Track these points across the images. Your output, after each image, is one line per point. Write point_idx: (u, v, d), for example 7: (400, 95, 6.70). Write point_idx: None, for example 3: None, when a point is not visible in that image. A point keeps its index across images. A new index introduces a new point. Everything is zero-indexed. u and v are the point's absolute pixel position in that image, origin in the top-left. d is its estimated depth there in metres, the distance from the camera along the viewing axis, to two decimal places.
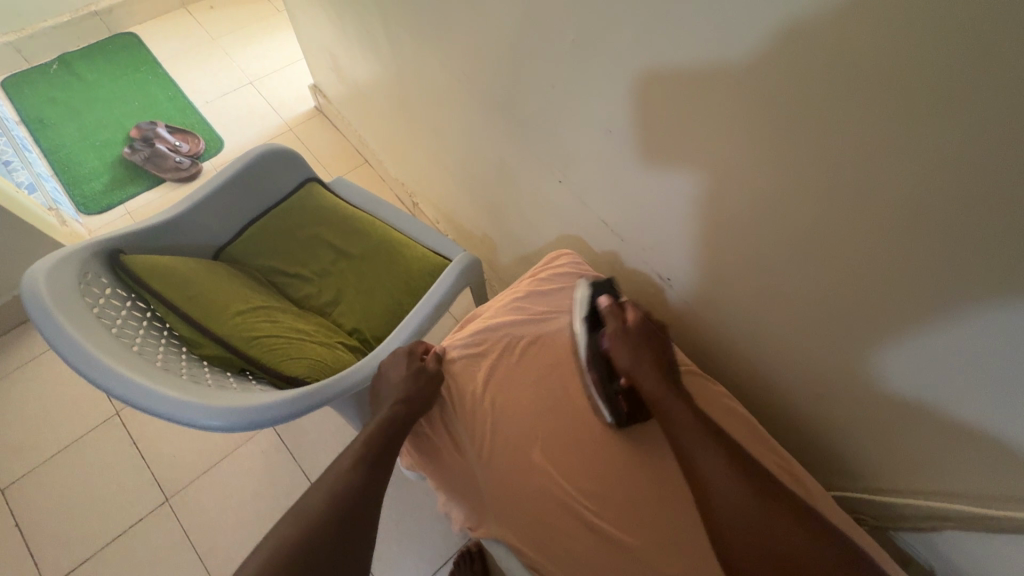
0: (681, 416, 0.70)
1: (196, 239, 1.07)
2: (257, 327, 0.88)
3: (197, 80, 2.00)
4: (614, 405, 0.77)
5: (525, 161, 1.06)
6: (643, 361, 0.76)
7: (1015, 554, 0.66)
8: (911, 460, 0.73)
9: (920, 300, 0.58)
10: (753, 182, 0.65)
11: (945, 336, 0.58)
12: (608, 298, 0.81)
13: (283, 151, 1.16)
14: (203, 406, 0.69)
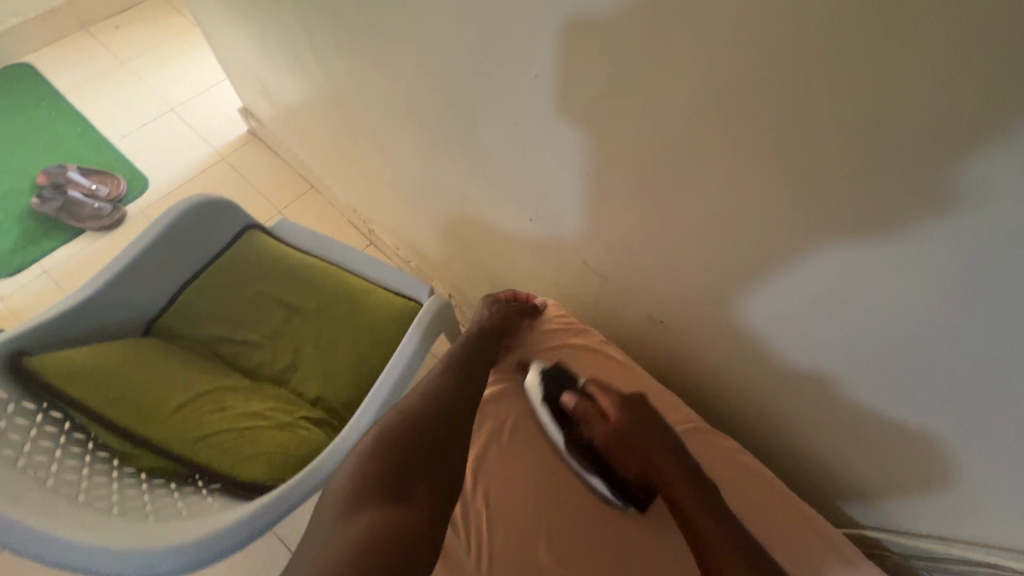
0: (695, 512, 0.65)
1: (122, 314, 0.93)
2: (205, 421, 0.76)
3: (109, 111, 1.79)
4: (620, 492, 0.74)
5: (491, 189, 0.97)
6: (648, 459, 0.71)
7: None
8: (937, 485, 0.69)
9: (961, 330, 0.53)
10: (761, 215, 0.59)
11: (986, 367, 0.54)
12: (573, 398, 0.77)
13: (214, 200, 1.02)
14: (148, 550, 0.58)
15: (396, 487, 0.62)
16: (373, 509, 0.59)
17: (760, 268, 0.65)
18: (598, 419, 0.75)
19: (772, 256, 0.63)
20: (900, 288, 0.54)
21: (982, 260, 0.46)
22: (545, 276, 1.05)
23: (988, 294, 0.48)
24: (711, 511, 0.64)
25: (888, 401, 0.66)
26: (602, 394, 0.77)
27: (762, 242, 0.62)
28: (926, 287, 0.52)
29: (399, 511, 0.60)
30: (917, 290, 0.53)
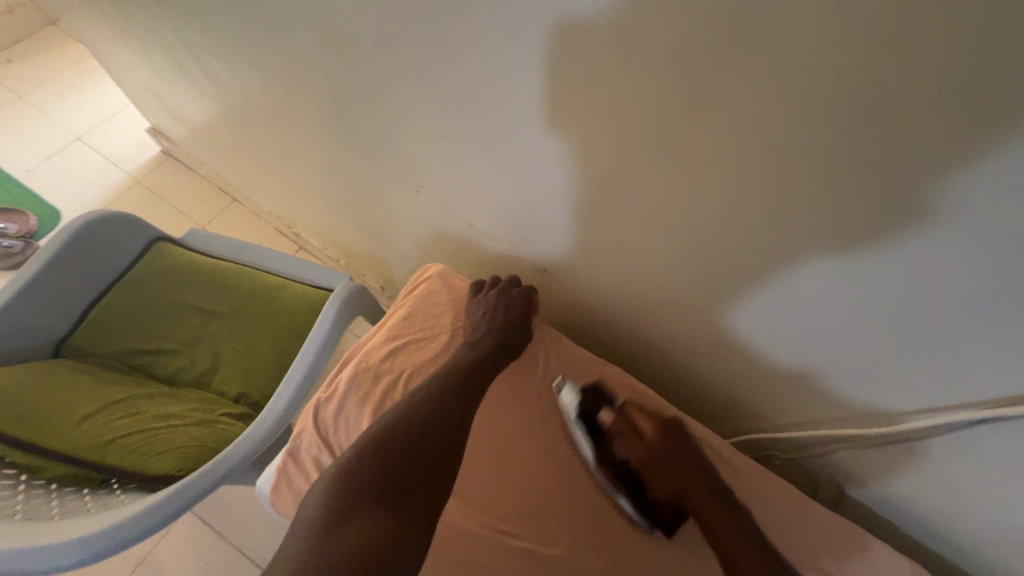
0: (727, 534, 0.59)
1: (25, 338, 0.92)
2: (113, 426, 0.77)
3: (11, 146, 1.73)
4: (651, 514, 0.66)
5: (383, 170, 1.00)
6: (685, 479, 0.64)
7: (898, 447, 0.68)
8: (797, 392, 0.74)
9: (757, 227, 0.57)
10: (590, 153, 0.63)
11: (786, 258, 0.58)
12: (610, 414, 0.69)
13: (112, 217, 1.01)
14: (57, 541, 0.60)
15: (318, 461, 0.62)
16: (323, 528, 0.50)
17: (599, 211, 0.70)
18: (631, 438, 0.68)
19: (697, 225, 0.62)
20: (703, 204, 0.59)
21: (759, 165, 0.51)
22: (450, 251, 1.08)
23: (768, 198, 0.53)
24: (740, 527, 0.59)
25: (740, 317, 0.70)
26: (639, 412, 0.70)
27: (598, 185, 0.67)
28: (726, 200, 0.57)
29: (341, 532, 0.50)
30: (717, 203, 0.58)
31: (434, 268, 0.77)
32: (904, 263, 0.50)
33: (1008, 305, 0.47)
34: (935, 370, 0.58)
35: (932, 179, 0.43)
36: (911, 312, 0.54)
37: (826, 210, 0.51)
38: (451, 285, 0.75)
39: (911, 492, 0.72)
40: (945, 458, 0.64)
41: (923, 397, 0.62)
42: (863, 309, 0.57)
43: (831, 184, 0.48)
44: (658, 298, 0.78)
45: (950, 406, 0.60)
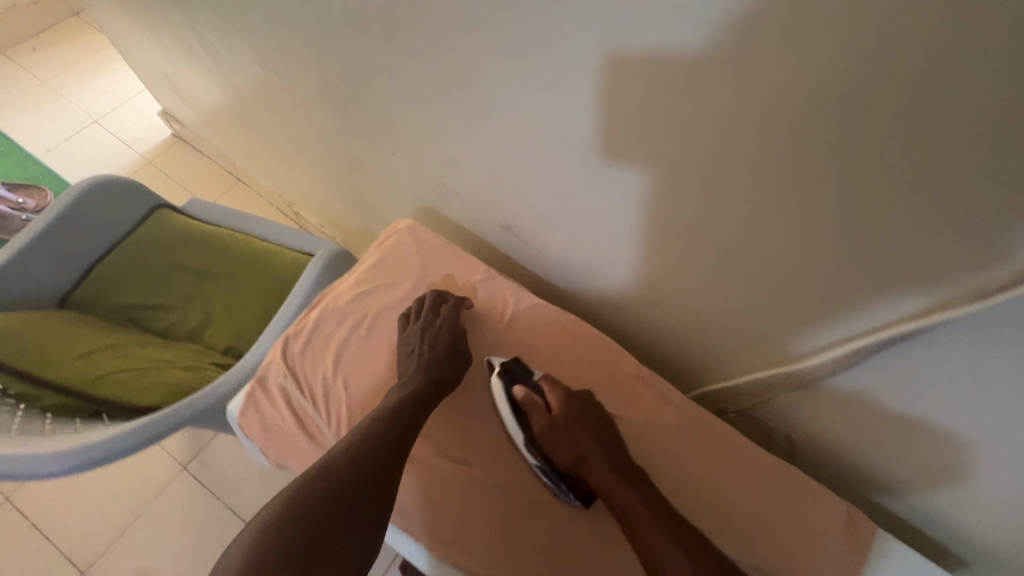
0: (632, 506, 0.57)
1: (31, 290, 0.99)
2: (105, 364, 0.83)
3: (34, 128, 1.83)
4: (571, 485, 0.64)
5: (363, 142, 1.04)
6: (586, 452, 0.62)
7: (841, 397, 0.67)
8: (742, 346, 0.74)
9: (682, 175, 0.58)
10: (536, 111, 0.65)
11: (714, 203, 0.59)
12: (521, 389, 0.68)
13: (114, 182, 1.08)
14: (45, 450, 0.67)
15: (283, 390, 0.67)
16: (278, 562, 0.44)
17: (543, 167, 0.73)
18: (540, 412, 0.66)
19: (634, 178, 0.64)
20: (625, 150, 0.61)
21: (663, 106, 0.53)
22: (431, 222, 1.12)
23: (675, 138, 0.55)
24: (642, 496, 0.57)
25: (682, 271, 0.71)
26: (551, 388, 0.68)
27: (540, 141, 0.69)
28: (643, 144, 0.58)
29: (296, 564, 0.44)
30: (642, 154, 0.60)
31: (404, 222, 0.81)
32: (800, 199, 0.51)
33: (894, 240, 0.48)
34: (845, 317, 0.58)
35: (809, 108, 0.44)
36: (816, 253, 0.55)
37: (725, 148, 0.52)
38: (417, 239, 0.79)
39: (848, 444, 0.72)
40: (892, 399, 0.62)
41: (835, 346, 0.62)
42: (777, 254, 0.58)
43: (722, 117, 0.50)
44: (609, 258, 0.80)
45: (859, 354, 0.59)
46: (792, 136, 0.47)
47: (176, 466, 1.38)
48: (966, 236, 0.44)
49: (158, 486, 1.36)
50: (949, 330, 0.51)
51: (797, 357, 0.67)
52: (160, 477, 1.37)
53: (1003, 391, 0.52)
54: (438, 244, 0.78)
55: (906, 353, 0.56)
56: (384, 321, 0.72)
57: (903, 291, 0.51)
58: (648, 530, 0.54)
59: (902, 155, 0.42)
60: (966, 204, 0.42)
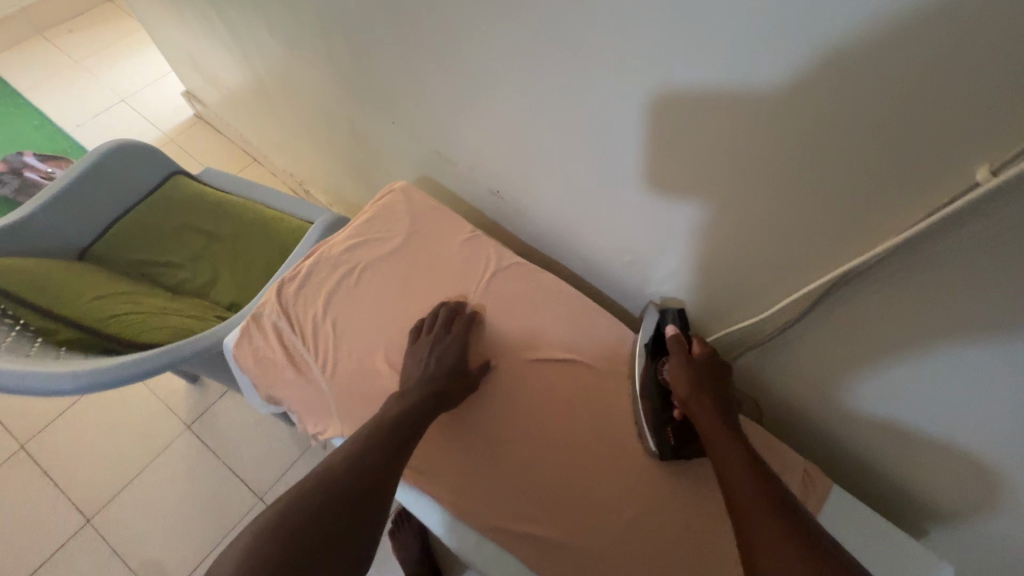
0: (727, 446, 0.57)
1: (53, 242, 1.06)
2: (117, 307, 0.90)
3: (65, 104, 1.93)
4: (662, 434, 0.66)
5: (365, 116, 1.09)
6: (704, 398, 0.62)
7: (801, 346, 0.70)
8: (715, 301, 0.78)
9: (653, 127, 0.63)
10: (522, 70, 0.70)
11: (682, 155, 0.63)
12: (674, 328, 0.69)
13: (131, 147, 1.14)
14: (55, 371, 0.73)
15: (275, 326, 0.72)
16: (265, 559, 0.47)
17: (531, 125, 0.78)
18: (678, 355, 0.67)
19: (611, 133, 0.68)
20: (601, 104, 0.65)
21: (634, 54, 0.57)
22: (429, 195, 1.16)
23: (641, 85, 0.59)
24: (744, 447, 0.57)
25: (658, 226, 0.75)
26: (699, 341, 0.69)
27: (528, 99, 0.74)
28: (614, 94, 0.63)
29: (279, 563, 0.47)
30: (616, 107, 0.64)
31: (399, 185, 0.85)
32: (750, 144, 0.55)
33: (846, 177, 0.51)
34: (799, 263, 0.62)
35: (757, 50, 0.48)
36: (780, 205, 0.58)
37: (686, 98, 0.57)
38: (410, 200, 0.83)
39: (809, 398, 0.76)
40: (852, 347, 0.65)
41: (791, 292, 0.66)
42: (736, 203, 0.62)
43: (679, 63, 0.54)
44: (595, 220, 0.85)
45: (808, 301, 0.64)
46: (738, 79, 0.51)
47: (180, 425, 1.45)
48: (892, 169, 0.48)
49: (163, 443, 1.42)
50: (890, 269, 0.54)
51: (762, 309, 0.71)
52: (165, 434, 1.43)
53: (937, 330, 0.55)
54: (429, 204, 0.83)
55: (852, 296, 0.60)
56: (375, 270, 0.77)
57: (848, 231, 0.55)
58: (736, 464, 0.55)
59: (830, 91, 0.46)
60: (888, 138, 0.46)
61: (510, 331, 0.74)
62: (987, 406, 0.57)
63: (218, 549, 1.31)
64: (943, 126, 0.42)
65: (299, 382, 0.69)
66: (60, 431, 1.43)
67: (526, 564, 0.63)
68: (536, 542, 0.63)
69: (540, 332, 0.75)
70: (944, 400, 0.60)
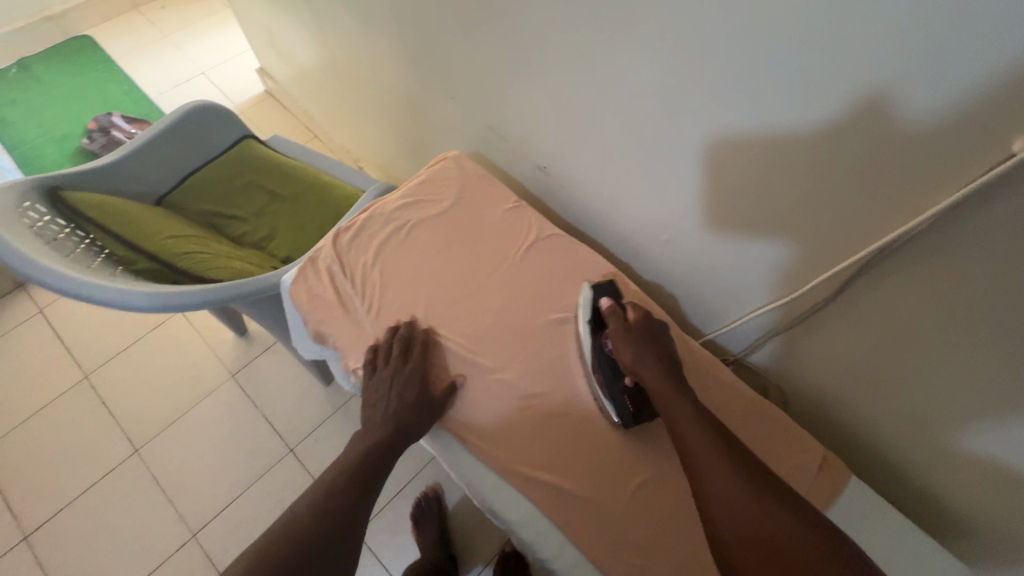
0: (701, 449, 0.56)
1: (137, 187, 1.17)
2: (187, 245, 0.99)
3: (152, 73, 2.09)
4: (619, 402, 0.68)
5: (425, 93, 1.15)
6: (649, 360, 0.63)
7: (834, 328, 0.74)
8: (752, 281, 0.81)
9: (719, 97, 0.67)
10: (592, 43, 0.76)
11: (744, 124, 0.67)
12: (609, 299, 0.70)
13: (210, 108, 1.24)
14: (130, 289, 0.83)
15: (330, 268, 0.78)
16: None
17: (589, 103, 0.83)
18: (617, 322, 0.68)
19: (673, 105, 0.73)
20: (667, 77, 0.70)
21: (705, 26, 0.62)
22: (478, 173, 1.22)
23: (704, 63, 0.65)
24: (691, 401, 0.60)
25: (708, 201, 0.78)
26: (634, 307, 0.70)
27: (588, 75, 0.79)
28: (677, 71, 0.69)
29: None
30: (682, 80, 0.69)
31: (452, 154, 0.90)
32: (818, 120, 0.59)
33: (906, 148, 0.55)
34: (847, 238, 0.66)
35: (833, 25, 0.52)
36: (833, 179, 0.63)
37: (749, 73, 0.62)
38: (462, 167, 0.88)
39: (838, 382, 0.79)
40: (887, 325, 0.68)
41: (825, 271, 0.70)
42: (790, 177, 0.66)
43: (743, 42, 0.60)
44: (640, 199, 0.89)
45: (843, 278, 0.68)
46: (796, 57, 0.57)
47: (225, 373, 1.55)
48: (935, 147, 0.53)
49: (208, 388, 1.53)
50: (937, 243, 0.58)
51: (799, 292, 0.75)
52: (210, 380, 1.54)
53: (975, 309, 0.58)
54: (482, 171, 0.88)
55: (886, 274, 0.64)
56: (425, 226, 0.82)
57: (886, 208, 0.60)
58: (714, 471, 0.53)
59: (879, 72, 0.52)
60: (923, 122, 0.52)
61: (545, 295, 0.78)
62: (1012, 390, 0.59)
63: (248, 491, 1.40)
64: (976, 110, 0.48)
65: (347, 319, 0.75)
66: (119, 367, 1.55)
67: (541, 508, 0.66)
68: (552, 490, 0.66)
69: (573, 300, 0.78)
70: (975, 381, 0.62)
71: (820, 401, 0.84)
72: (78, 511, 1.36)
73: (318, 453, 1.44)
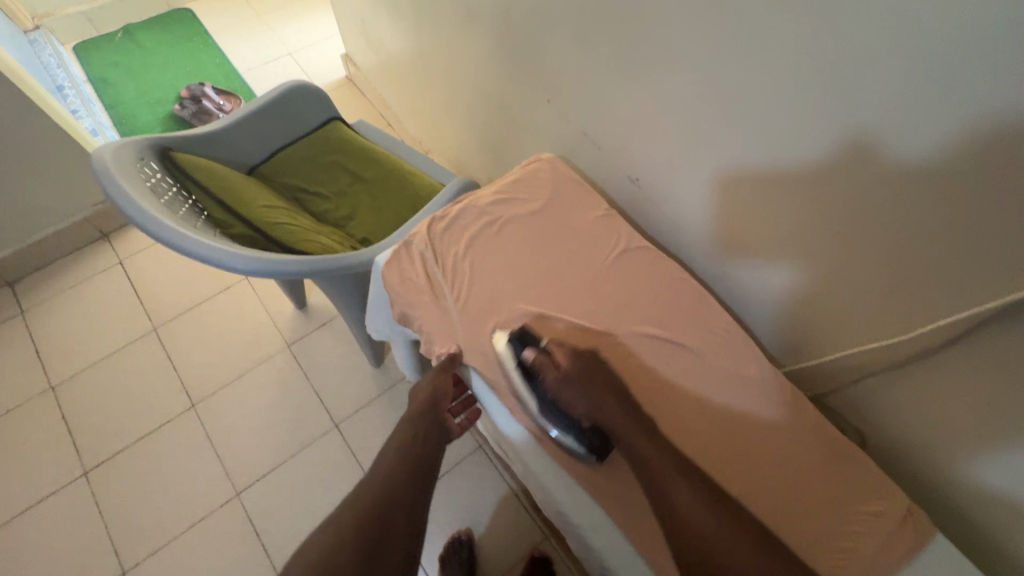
0: (667, 475, 0.63)
1: (233, 156, 1.23)
2: (279, 215, 1.03)
3: (243, 50, 2.19)
4: (586, 443, 0.67)
5: (517, 93, 1.17)
6: (601, 403, 0.67)
7: (930, 379, 0.71)
8: (843, 318, 0.79)
9: (837, 133, 0.65)
10: (704, 66, 0.75)
11: (862, 163, 0.65)
12: (534, 351, 0.70)
13: (307, 88, 1.29)
14: (232, 251, 0.87)
15: (422, 254, 0.80)
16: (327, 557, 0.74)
17: (690, 126, 0.83)
18: (553, 373, 0.69)
19: (784, 137, 0.71)
20: (780, 110, 0.69)
21: (831, 64, 0.61)
22: None
23: (806, 107, 0.66)
24: (649, 436, 0.65)
25: (806, 234, 0.77)
26: (557, 347, 0.72)
27: (699, 95, 0.79)
28: (781, 111, 0.69)
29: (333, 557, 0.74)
30: (797, 114, 0.68)
31: (545, 155, 0.91)
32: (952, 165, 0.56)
33: None
34: (963, 290, 0.62)
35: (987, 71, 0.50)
36: (959, 227, 0.59)
37: (874, 113, 0.60)
38: (553, 170, 0.89)
39: (926, 436, 0.76)
40: (995, 385, 0.64)
41: (926, 323, 0.68)
42: (908, 219, 0.63)
43: (822, 93, 0.64)
44: (730, 224, 0.88)
45: (953, 331, 0.65)
46: (935, 100, 0.54)
47: (282, 343, 1.60)
48: None
49: (265, 355, 1.58)
50: None
51: (897, 336, 0.72)
52: (268, 347, 1.59)
53: None
54: (575, 177, 0.89)
55: (985, 334, 0.63)
56: (516, 224, 0.83)
57: (964, 264, 0.61)
58: (695, 514, 0.60)
59: None
60: None
61: (630, 304, 0.78)
62: None
63: (292, 459, 1.44)
64: None
65: (434, 306, 0.77)
66: (185, 324, 1.62)
67: (611, 518, 0.66)
68: (624, 502, 0.66)
69: (657, 314, 0.78)
70: None
71: (901, 453, 0.80)
72: (134, 456, 1.43)
73: (361, 431, 1.48)
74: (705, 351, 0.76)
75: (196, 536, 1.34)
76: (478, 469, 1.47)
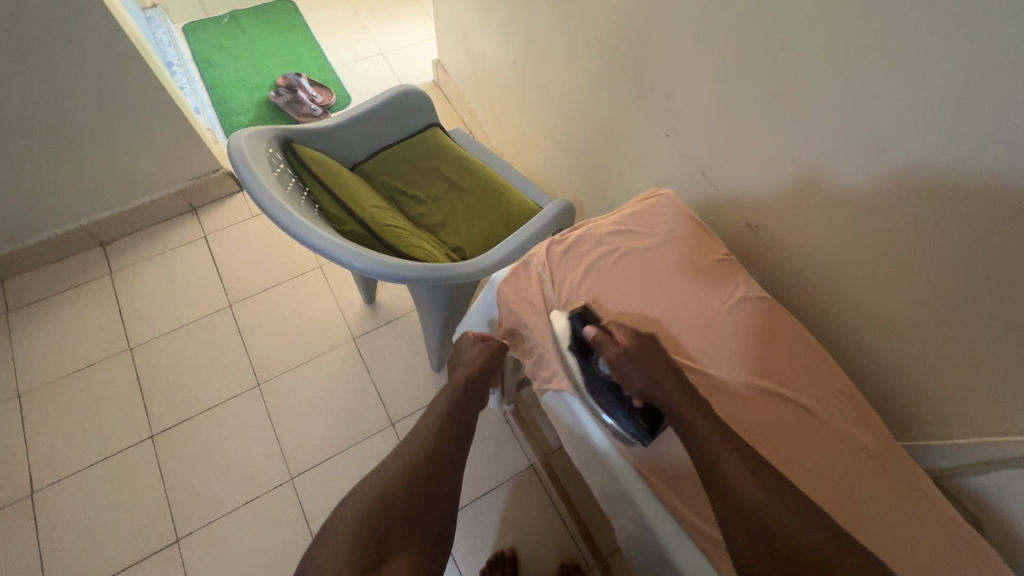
0: (735, 467, 0.62)
1: (339, 151, 1.26)
2: (387, 217, 1.05)
3: (338, 45, 2.27)
4: (633, 423, 0.70)
5: (629, 123, 1.17)
6: (659, 379, 0.68)
7: None
8: (980, 402, 0.75)
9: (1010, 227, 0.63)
10: (863, 133, 0.75)
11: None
12: (594, 326, 0.72)
13: (415, 93, 1.32)
14: (351, 249, 0.89)
15: (539, 276, 0.80)
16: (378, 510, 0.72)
17: (833, 184, 0.82)
18: (612, 347, 0.70)
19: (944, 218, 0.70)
20: (943, 191, 0.69)
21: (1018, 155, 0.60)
22: None
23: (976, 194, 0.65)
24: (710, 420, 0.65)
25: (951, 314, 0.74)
26: (619, 327, 0.73)
27: (850, 158, 0.78)
28: (945, 193, 0.68)
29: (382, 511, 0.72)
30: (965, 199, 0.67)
31: (663, 192, 0.91)
32: None
33: None
34: None
35: None
36: None
37: None
38: (671, 207, 0.89)
39: None
40: None
41: None
42: None
43: (1000, 184, 0.62)
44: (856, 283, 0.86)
45: None
46: None
47: (348, 335, 1.63)
48: None
49: (332, 343, 1.61)
50: None
51: None
52: (334, 337, 1.63)
53: None
54: (694, 217, 0.88)
55: None
56: (635, 257, 0.83)
57: None
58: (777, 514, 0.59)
59: None
60: None
61: (746, 355, 0.76)
62: None
63: (346, 451, 1.46)
64: None
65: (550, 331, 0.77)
66: (259, 303, 1.67)
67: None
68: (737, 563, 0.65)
69: (773, 368, 0.76)
70: None
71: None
72: (197, 425, 1.47)
73: None
74: (824, 415, 0.73)
75: (247, 514, 1.37)
76: (529, 487, 1.45)
